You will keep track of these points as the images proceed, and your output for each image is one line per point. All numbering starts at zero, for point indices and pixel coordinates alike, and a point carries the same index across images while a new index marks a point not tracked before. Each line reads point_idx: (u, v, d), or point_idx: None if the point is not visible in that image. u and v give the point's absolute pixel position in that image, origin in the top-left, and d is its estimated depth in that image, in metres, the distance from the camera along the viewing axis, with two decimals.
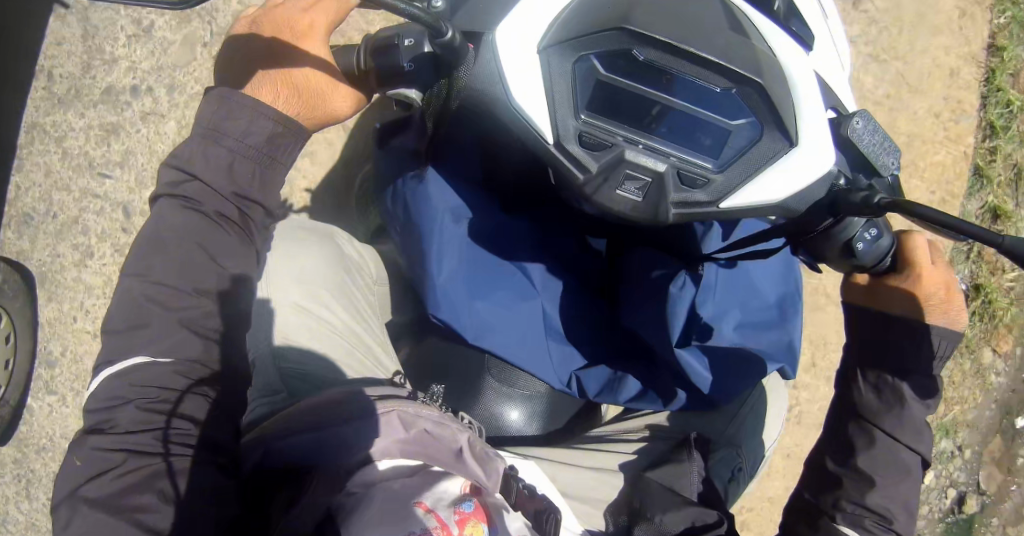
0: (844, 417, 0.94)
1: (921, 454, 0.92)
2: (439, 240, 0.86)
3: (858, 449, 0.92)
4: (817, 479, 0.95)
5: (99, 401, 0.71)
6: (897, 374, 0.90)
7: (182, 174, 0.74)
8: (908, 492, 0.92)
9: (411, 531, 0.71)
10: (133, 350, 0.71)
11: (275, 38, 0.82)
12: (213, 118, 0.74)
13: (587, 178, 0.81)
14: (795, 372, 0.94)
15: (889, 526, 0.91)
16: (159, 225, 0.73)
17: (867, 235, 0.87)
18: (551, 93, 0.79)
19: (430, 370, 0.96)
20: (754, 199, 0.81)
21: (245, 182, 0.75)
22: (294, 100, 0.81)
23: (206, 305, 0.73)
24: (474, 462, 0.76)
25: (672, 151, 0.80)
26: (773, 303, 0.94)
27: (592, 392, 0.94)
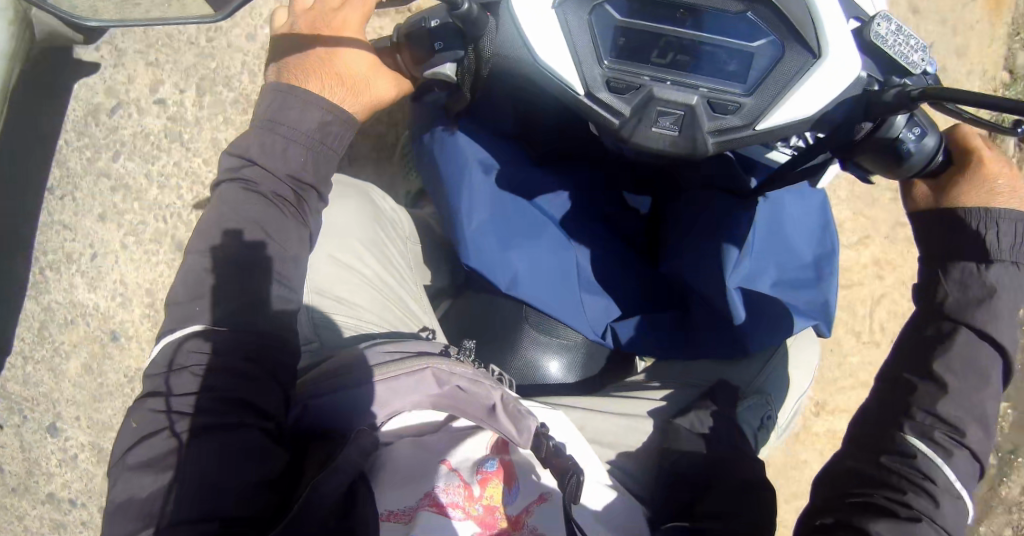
0: (923, 321, 0.90)
1: (1001, 360, 0.88)
2: (470, 189, 0.91)
3: (936, 350, 0.88)
4: (888, 389, 0.91)
5: (158, 366, 0.77)
6: (983, 262, 0.87)
7: (242, 161, 0.81)
8: (984, 406, 0.87)
9: (434, 486, 0.83)
10: (193, 317, 0.77)
11: (313, 38, 0.85)
12: (269, 111, 0.81)
13: (622, 122, 0.79)
14: (831, 331, 0.97)
15: (962, 440, 0.87)
16: (223, 207, 0.80)
17: (912, 134, 0.83)
18: (571, 43, 0.78)
19: (466, 324, 1.05)
20: (787, 118, 0.78)
21: (297, 162, 0.81)
22: (339, 89, 0.84)
23: (262, 279, 0.79)
24: (506, 419, 0.84)
25: (702, 82, 0.78)
26: (811, 262, 0.98)
27: (626, 342, 0.99)
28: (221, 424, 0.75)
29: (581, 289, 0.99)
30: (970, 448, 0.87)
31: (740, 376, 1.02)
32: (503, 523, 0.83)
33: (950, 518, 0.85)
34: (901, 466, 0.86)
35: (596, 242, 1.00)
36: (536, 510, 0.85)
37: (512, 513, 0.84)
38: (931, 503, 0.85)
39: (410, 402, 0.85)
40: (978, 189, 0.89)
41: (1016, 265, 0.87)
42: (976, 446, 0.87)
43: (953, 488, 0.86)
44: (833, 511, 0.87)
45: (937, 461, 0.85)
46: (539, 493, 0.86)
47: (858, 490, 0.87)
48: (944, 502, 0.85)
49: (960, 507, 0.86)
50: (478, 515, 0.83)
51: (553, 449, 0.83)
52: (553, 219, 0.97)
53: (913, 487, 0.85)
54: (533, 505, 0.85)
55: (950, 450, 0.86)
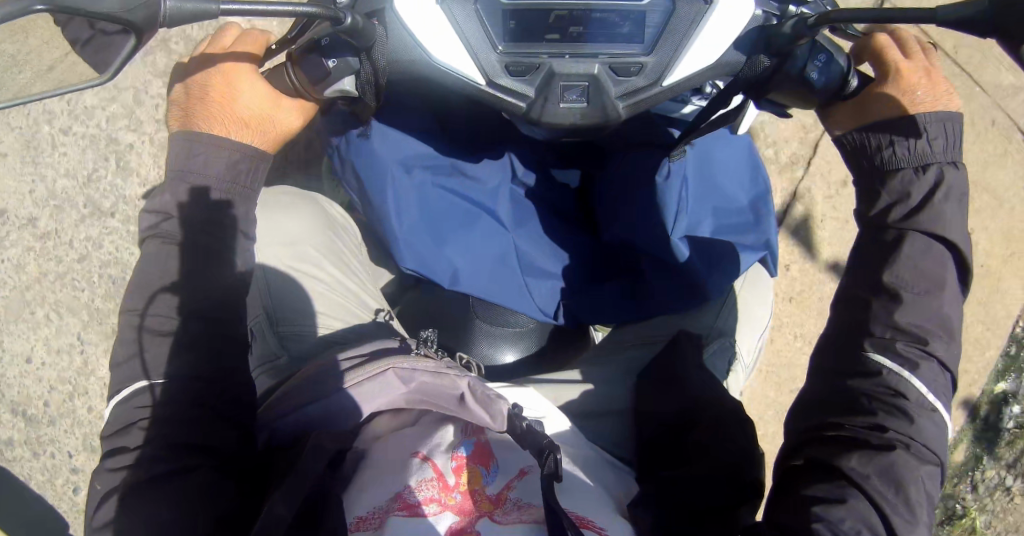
0: (869, 240, 0.92)
1: (953, 264, 0.89)
2: (393, 191, 0.93)
3: (888, 261, 0.89)
4: (848, 310, 0.92)
5: (112, 425, 0.79)
6: (919, 167, 0.90)
7: (158, 216, 0.82)
8: (943, 306, 0.89)
9: (407, 486, 0.82)
10: (137, 375, 0.80)
11: (211, 85, 0.87)
12: (180, 162, 0.83)
13: (530, 105, 0.79)
14: (777, 270, 1.05)
15: (926, 349, 0.88)
16: (147, 264, 0.81)
17: (818, 62, 0.86)
18: (462, 34, 0.77)
19: (419, 318, 1.07)
20: (689, 70, 0.79)
21: (213, 200, 0.82)
22: (245, 130, 0.87)
23: (193, 327, 0.80)
24: (476, 406, 0.85)
25: (599, 49, 0.78)
26: (746, 206, 1.01)
27: (581, 314, 1.04)
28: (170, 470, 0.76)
29: (525, 273, 1.01)
30: (936, 356, 0.88)
31: (697, 325, 1.07)
32: (484, 504, 0.83)
33: (929, 430, 0.87)
34: (869, 388, 0.88)
35: (535, 224, 1.01)
36: (517, 486, 0.86)
37: (493, 493, 0.85)
38: (906, 422, 0.86)
39: (382, 405, 0.87)
40: (907, 97, 0.92)
41: (954, 165, 0.90)
42: (944, 354, 0.89)
43: (926, 402, 0.87)
44: (818, 442, 0.87)
45: (905, 376, 0.87)
46: (519, 468, 0.87)
47: (833, 417, 0.88)
48: (920, 418, 0.86)
49: (936, 421, 0.87)
50: (456, 503, 0.82)
51: (525, 429, 0.83)
52: (485, 209, 0.98)
53: (885, 407, 0.87)
54: (515, 480, 0.86)
55: (917, 361, 0.87)
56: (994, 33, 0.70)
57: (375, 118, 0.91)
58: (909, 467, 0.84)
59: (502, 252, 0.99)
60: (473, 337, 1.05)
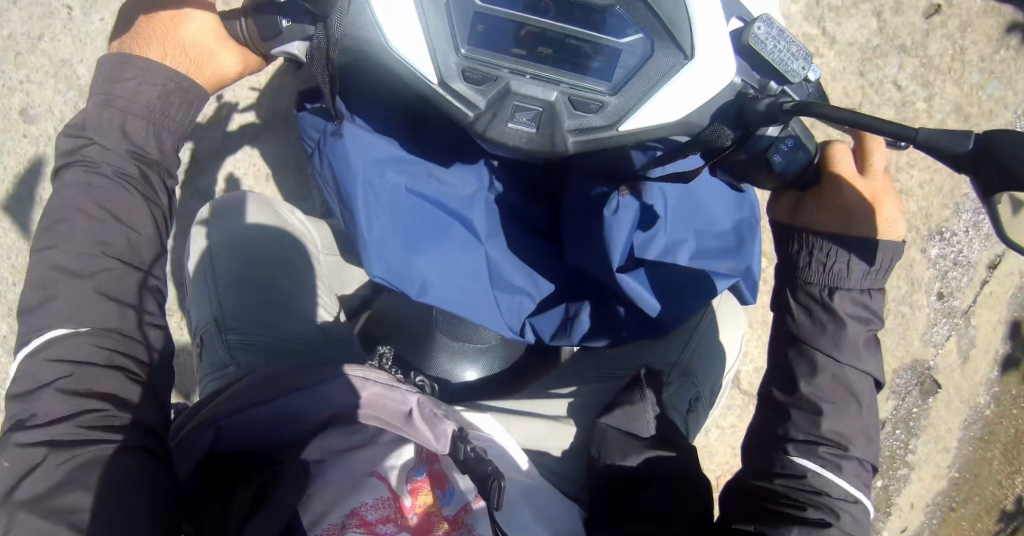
0: (782, 342, 0.90)
1: (874, 375, 0.88)
2: (363, 196, 0.91)
3: (801, 375, 0.88)
4: (768, 410, 0.91)
5: (20, 387, 0.74)
6: (828, 288, 0.87)
7: (80, 140, 0.79)
8: (864, 420, 0.87)
9: (361, 503, 0.78)
10: (50, 324, 0.75)
11: (163, 12, 0.86)
12: (107, 87, 0.80)
13: (478, 117, 0.78)
14: (752, 299, 1.04)
15: (845, 452, 0.87)
16: (65, 193, 0.77)
17: (784, 145, 0.86)
18: (426, 24, 0.75)
19: (380, 330, 1.05)
20: (647, 122, 0.78)
21: (139, 140, 0.80)
22: (181, 62, 0.85)
23: (110, 267, 0.77)
24: (422, 423, 0.81)
25: (564, 77, 0.76)
26: (731, 230, 1.01)
27: (547, 334, 1.04)
28: (100, 448, 0.72)
29: (497, 288, 0.99)
30: (855, 456, 0.87)
31: (659, 359, 1.07)
32: (441, 525, 0.79)
33: (849, 525, 0.85)
34: (795, 486, 0.86)
35: (511, 243, 1.00)
36: (475, 507, 0.81)
37: (450, 514, 0.80)
38: (831, 516, 0.84)
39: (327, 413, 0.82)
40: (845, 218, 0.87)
41: (866, 293, 0.87)
42: (863, 454, 0.87)
43: (849, 495, 0.86)
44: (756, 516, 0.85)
45: (827, 476, 0.85)
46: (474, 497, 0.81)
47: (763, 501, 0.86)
48: (842, 513, 0.85)
49: (857, 512, 0.86)
50: (413, 524, 0.78)
51: (474, 455, 0.79)
52: (461, 220, 0.97)
53: (810, 502, 0.85)
54: (472, 502, 0.81)
55: (838, 463, 0.86)
56: (973, 174, 0.72)
57: (349, 116, 0.91)
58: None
59: (474, 267, 0.97)
60: (435, 350, 1.01)
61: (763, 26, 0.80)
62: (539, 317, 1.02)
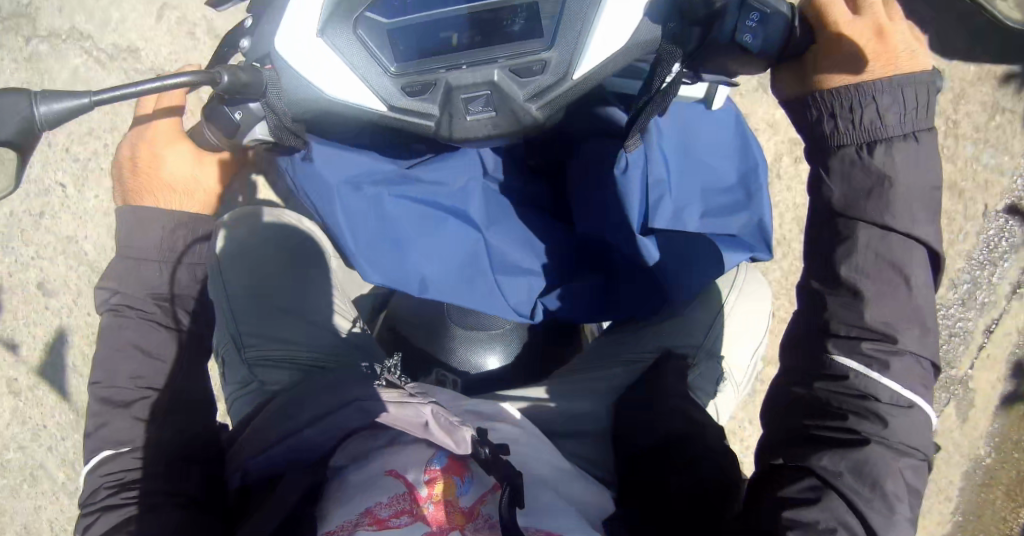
0: (818, 238, 0.82)
1: (926, 245, 0.79)
2: (344, 211, 0.91)
3: (838, 254, 0.80)
4: (809, 303, 0.83)
5: (84, 494, 0.84)
6: (866, 144, 0.78)
7: (111, 297, 0.87)
8: (918, 299, 0.79)
9: (375, 503, 0.76)
10: (100, 445, 0.84)
11: (137, 163, 0.95)
12: (123, 245, 0.87)
13: (437, 123, 0.79)
14: (770, 254, 0.95)
15: (895, 346, 0.79)
16: (108, 343, 0.85)
17: (750, 21, 0.76)
18: (352, 65, 0.76)
19: (393, 337, 1.11)
20: (600, 57, 0.76)
21: (154, 278, 0.87)
22: (180, 195, 0.92)
23: (153, 398, 0.85)
24: (438, 431, 0.80)
25: (498, 52, 0.76)
26: (737, 182, 0.99)
27: (560, 311, 1.02)
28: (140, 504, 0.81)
29: (498, 272, 0.99)
30: (909, 350, 0.80)
31: (685, 340, 1.07)
32: (457, 518, 0.76)
33: (902, 431, 0.79)
34: (836, 389, 0.80)
35: (504, 225, 1.00)
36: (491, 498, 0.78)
37: (467, 504, 0.78)
38: (874, 423, 0.79)
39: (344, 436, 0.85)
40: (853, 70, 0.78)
41: (911, 138, 0.78)
42: (917, 348, 0.80)
43: (899, 399, 0.79)
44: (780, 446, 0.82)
45: (872, 376, 0.79)
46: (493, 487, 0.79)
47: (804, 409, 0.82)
48: (890, 419, 0.79)
49: (914, 416, 0.80)
50: (429, 513, 0.76)
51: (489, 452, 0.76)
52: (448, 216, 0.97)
53: (854, 408, 0.80)
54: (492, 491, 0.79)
55: (888, 360, 0.79)
56: None
57: (313, 139, 0.90)
58: (879, 464, 0.77)
59: (468, 256, 0.98)
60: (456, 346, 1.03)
61: None
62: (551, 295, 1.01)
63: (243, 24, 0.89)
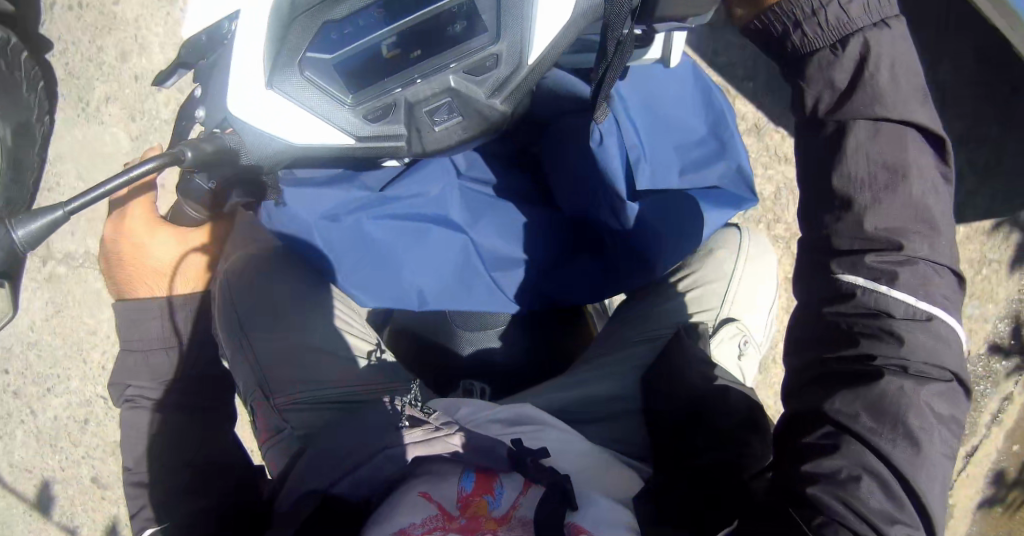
0: (808, 162, 0.82)
1: (922, 127, 0.78)
2: (326, 244, 0.92)
3: (832, 164, 0.80)
4: (812, 220, 0.82)
5: None
6: (838, 42, 0.79)
7: (125, 391, 0.97)
8: (921, 193, 0.78)
9: (409, 524, 0.74)
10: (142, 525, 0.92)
11: (123, 251, 1.00)
12: (125, 339, 0.96)
13: (407, 141, 0.80)
14: (755, 196, 0.97)
15: (903, 254, 0.78)
16: (130, 430, 0.95)
17: None
18: (309, 109, 0.75)
19: (416, 351, 1.08)
20: (547, 38, 0.76)
21: (164, 365, 0.96)
22: (171, 278, 1.00)
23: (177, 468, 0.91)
24: (471, 451, 0.81)
25: (447, 58, 0.75)
26: (708, 133, 1.01)
27: (559, 296, 1.05)
28: None
29: (491, 272, 1.01)
30: (921, 258, 0.78)
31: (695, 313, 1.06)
32: (489, 524, 0.75)
33: (925, 346, 0.77)
34: (849, 312, 0.79)
35: (490, 220, 0.99)
36: (523, 502, 0.77)
37: (499, 514, 0.76)
38: (892, 344, 0.77)
39: (375, 483, 0.82)
40: None
41: (882, 25, 0.78)
42: (929, 253, 0.78)
43: (917, 312, 0.78)
44: (794, 391, 0.81)
45: (882, 291, 0.78)
46: (523, 485, 0.79)
47: (819, 338, 0.81)
48: (908, 336, 0.77)
49: (934, 329, 0.77)
50: (459, 526, 0.75)
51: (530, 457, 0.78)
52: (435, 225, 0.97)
53: (870, 330, 0.78)
54: (522, 495, 0.78)
55: (898, 268, 0.78)
56: None
57: (282, 184, 0.91)
58: (900, 393, 0.75)
59: (459, 263, 0.99)
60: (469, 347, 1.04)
61: None
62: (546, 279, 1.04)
63: (193, 94, 0.94)
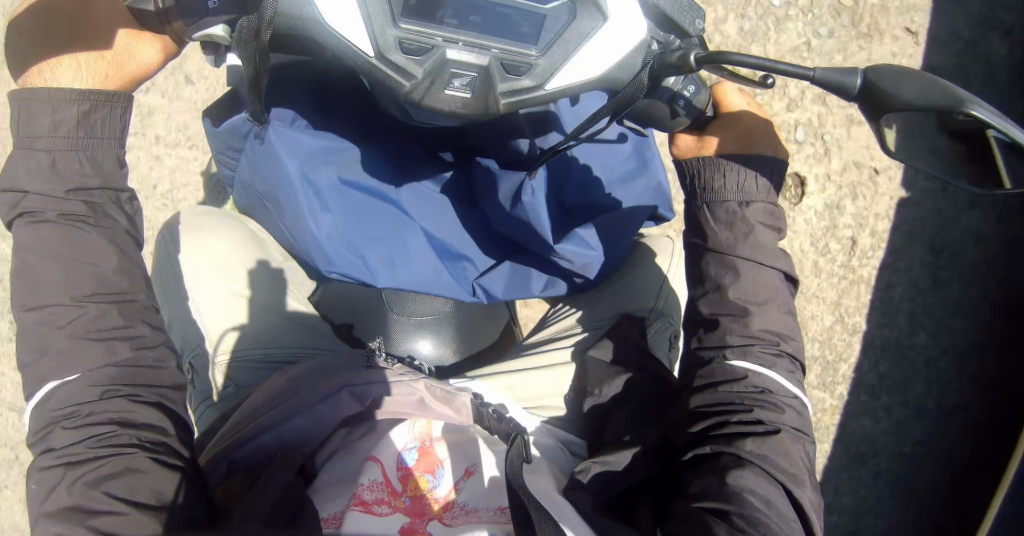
0: (699, 259, 0.95)
1: (782, 270, 0.93)
2: (300, 197, 0.97)
3: (727, 283, 0.92)
4: (698, 329, 0.96)
5: (36, 425, 0.78)
6: (744, 201, 0.91)
7: (16, 193, 0.74)
8: (785, 313, 0.93)
9: (359, 487, 0.90)
10: (48, 377, 0.77)
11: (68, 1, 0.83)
12: (16, 120, 0.74)
13: (416, 85, 0.83)
14: (671, 214, 1.16)
15: (778, 349, 0.93)
16: (23, 246, 0.75)
17: (688, 90, 0.91)
18: (363, 5, 0.79)
19: (342, 315, 1.16)
20: (570, 81, 0.86)
21: (75, 172, 0.75)
22: (97, 63, 0.83)
23: (93, 313, 0.76)
24: (438, 405, 0.96)
25: (494, 43, 0.82)
26: (632, 153, 1.15)
27: (499, 291, 1.12)
28: (116, 463, 0.76)
29: (442, 258, 1.09)
30: (787, 353, 0.94)
31: (638, 304, 1.18)
32: (433, 508, 0.91)
33: (795, 420, 0.92)
34: (739, 390, 0.92)
35: (432, 206, 1.08)
36: (462, 485, 0.93)
37: (442, 494, 0.92)
38: (774, 412, 0.91)
39: (335, 422, 0.95)
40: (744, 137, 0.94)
41: (771, 204, 0.92)
42: (793, 351, 0.94)
43: (789, 392, 0.93)
44: (708, 436, 0.92)
45: (762, 373, 0.92)
46: (465, 469, 0.94)
47: (711, 408, 0.93)
48: (787, 409, 0.92)
49: (799, 406, 0.93)
50: (405, 505, 0.90)
51: (494, 416, 0.96)
52: (387, 195, 1.04)
53: (755, 403, 0.92)
54: (461, 479, 0.93)
55: (771, 359, 0.93)
56: (860, 101, 0.84)
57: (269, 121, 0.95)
58: (787, 446, 0.90)
59: (414, 243, 1.06)
60: (384, 325, 1.12)
61: None
62: (487, 277, 1.11)
63: None
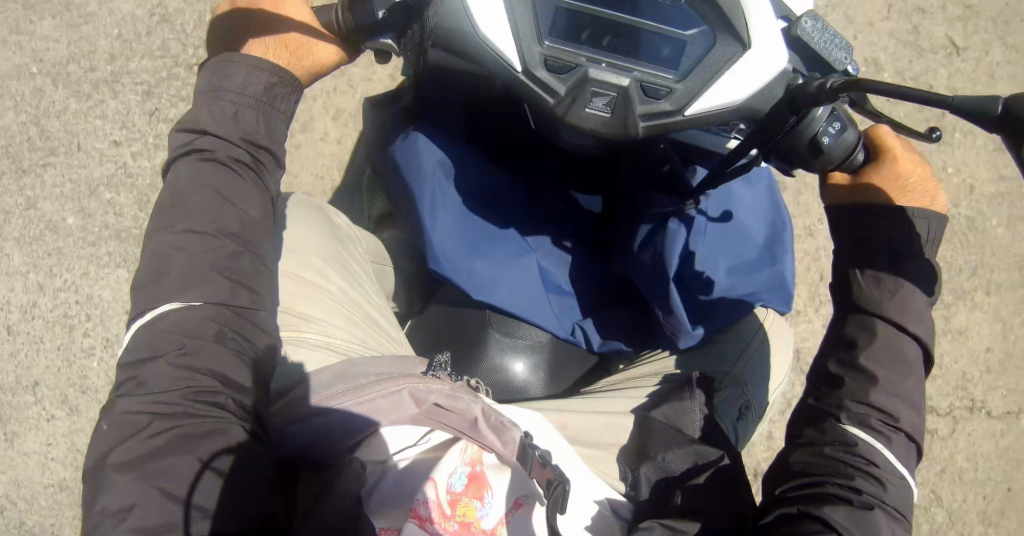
0: (844, 314, 0.92)
1: (921, 340, 0.89)
2: (429, 195, 1.04)
3: (862, 343, 0.89)
4: (819, 385, 0.92)
5: (134, 352, 0.81)
6: (893, 260, 0.89)
7: (190, 137, 0.86)
8: (912, 388, 0.89)
9: (414, 501, 0.86)
10: (163, 301, 0.81)
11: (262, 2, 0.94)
12: (212, 82, 0.87)
13: (558, 102, 0.85)
14: (787, 310, 1.09)
15: (895, 424, 0.88)
16: (183, 177, 0.85)
17: (831, 129, 0.90)
18: (513, 21, 0.84)
19: (432, 339, 1.19)
20: (716, 102, 0.84)
21: (249, 125, 0.87)
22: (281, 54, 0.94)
23: (220, 244, 0.83)
24: (490, 433, 0.87)
25: (635, 66, 0.83)
26: (765, 241, 1.12)
27: (597, 344, 1.17)
28: (198, 425, 0.79)
29: (550, 292, 1.15)
30: (905, 431, 0.88)
31: (717, 364, 1.14)
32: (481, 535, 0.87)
33: (898, 501, 0.86)
34: (847, 457, 0.87)
35: (548, 246, 1.15)
36: (512, 519, 0.88)
37: (488, 527, 0.87)
38: (878, 486, 0.85)
39: (388, 420, 0.88)
40: (899, 182, 0.93)
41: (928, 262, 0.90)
42: (911, 429, 0.88)
43: (897, 471, 0.87)
44: (805, 499, 0.86)
45: (877, 446, 0.87)
46: (517, 501, 0.89)
47: (813, 471, 0.88)
48: (891, 486, 0.86)
49: (905, 488, 0.87)
50: (454, 531, 0.86)
51: (535, 460, 0.86)
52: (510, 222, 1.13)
53: (859, 473, 0.86)
54: (510, 512, 0.89)
55: (888, 436, 0.87)
56: (1001, 131, 0.74)
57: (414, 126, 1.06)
58: (882, 524, 0.84)
59: (528, 270, 1.12)
60: (482, 344, 1.16)
61: (808, 21, 0.86)
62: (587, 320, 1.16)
63: None
